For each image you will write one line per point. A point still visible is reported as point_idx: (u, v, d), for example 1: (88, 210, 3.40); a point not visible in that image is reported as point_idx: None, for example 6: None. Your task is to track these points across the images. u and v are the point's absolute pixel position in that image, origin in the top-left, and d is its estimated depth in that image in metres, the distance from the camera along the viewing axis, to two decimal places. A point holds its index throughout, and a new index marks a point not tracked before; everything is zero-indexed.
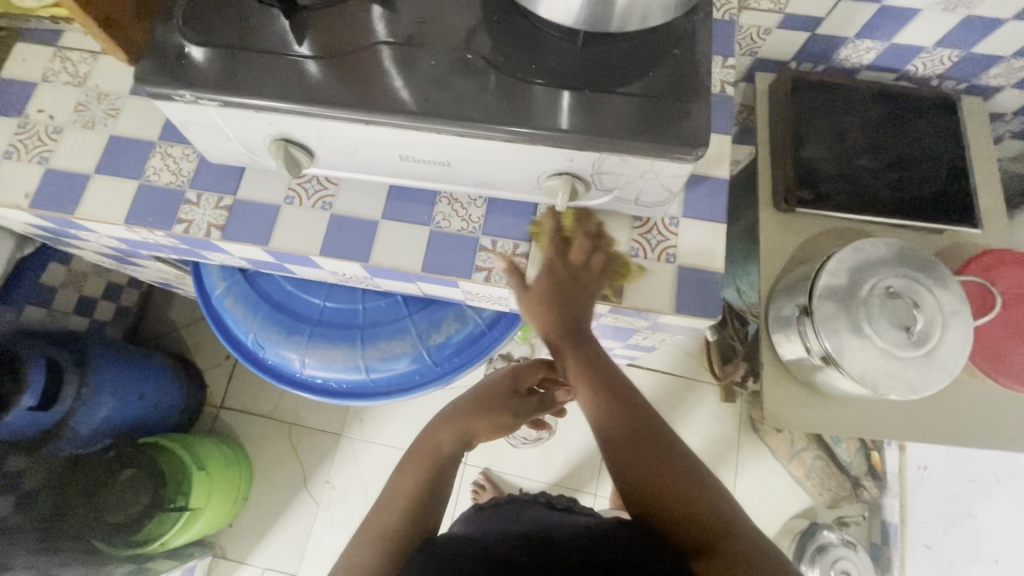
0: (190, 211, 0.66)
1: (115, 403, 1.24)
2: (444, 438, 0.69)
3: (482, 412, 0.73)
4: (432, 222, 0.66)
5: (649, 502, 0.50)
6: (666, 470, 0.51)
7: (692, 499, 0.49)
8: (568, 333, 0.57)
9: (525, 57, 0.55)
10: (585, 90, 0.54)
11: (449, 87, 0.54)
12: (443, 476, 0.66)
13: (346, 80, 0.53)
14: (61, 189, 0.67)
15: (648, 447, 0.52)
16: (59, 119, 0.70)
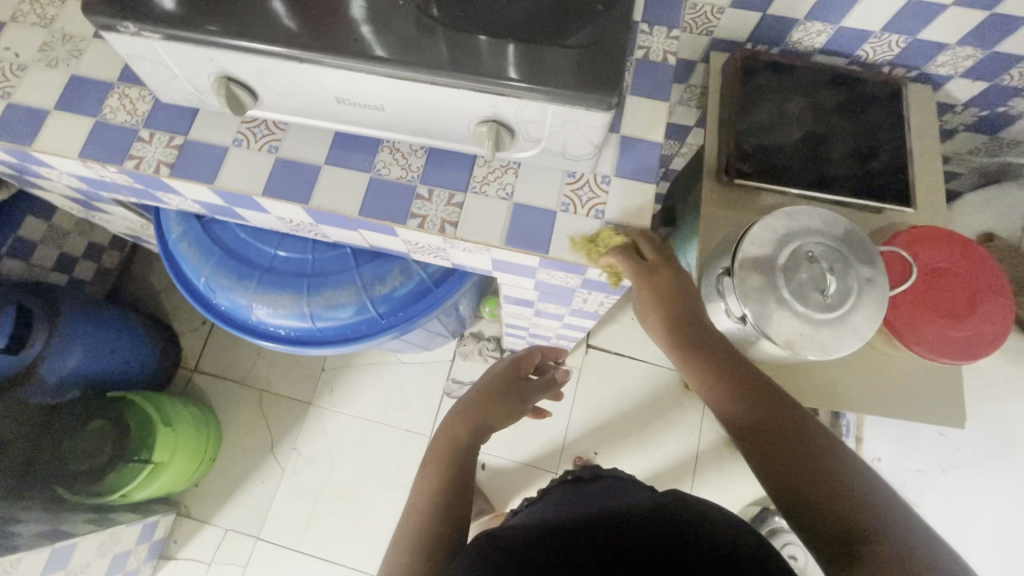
0: (141, 148, 0.69)
1: (84, 353, 1.27)
2: (460, 430, 0.81)
3: (490, 401, 0.85)
4: (373, 169, 0.68)
5: (796, 490, 0.55)
6: (815, 458, 0.55)
7: (838, 486, 0.53)
8: (694, 337, 0.65)
9: (458, 7, 0.58)
10: (510, 40, 0.56)
11: (386, 32, 0.56)
12: (466, 465, 0.77)
13: (313, 20, 0.56)
14: (20, 123, 0.70)
15: (792, 435, 0.57)
16: (23, 58, 0.73)
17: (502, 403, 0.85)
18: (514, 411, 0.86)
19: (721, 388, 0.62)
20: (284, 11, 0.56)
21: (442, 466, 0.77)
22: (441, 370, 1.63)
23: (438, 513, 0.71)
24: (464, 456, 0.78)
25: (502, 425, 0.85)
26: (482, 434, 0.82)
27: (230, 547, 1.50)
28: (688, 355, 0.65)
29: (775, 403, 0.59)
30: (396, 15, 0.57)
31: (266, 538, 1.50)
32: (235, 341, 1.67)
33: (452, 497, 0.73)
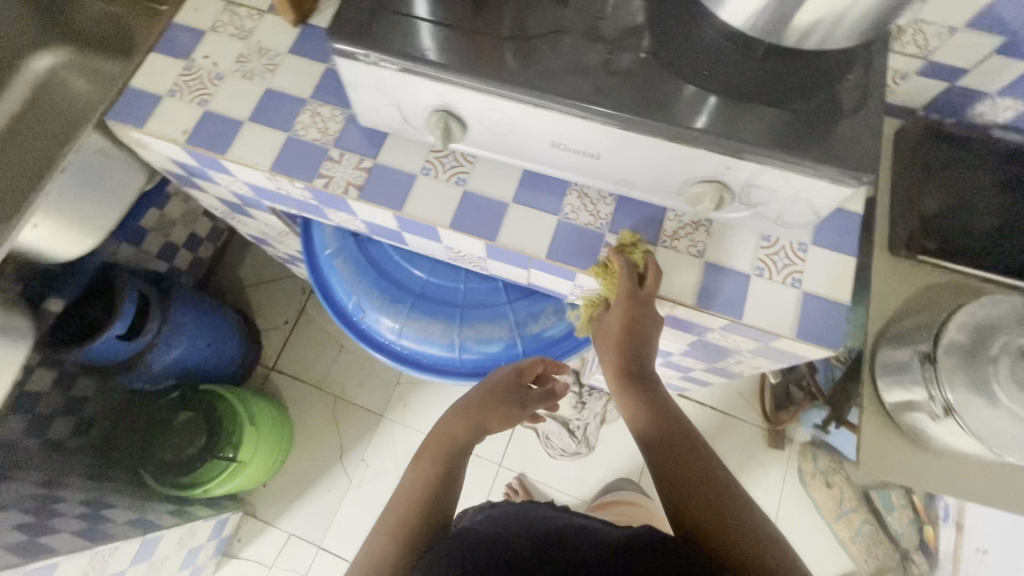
0: (331, 167, 0.69)
1: (185, 345, 1.29)
2: (455, 435, 0.68)
3: (490, 399, 0.71)
4: (561, 212, 0.67)
5: (694, 526, 0.56)
6: (724, 509, 0.56)
7: (738, 536, 0.54)
8: (641, 366, 0.65)
9: (683, 61, 0.57)
10: (736, 99, 0.55)
11: (590, 78, 0.56)
12: (454, 466, 0.67)
13: (475, 54, 0.56)
14: (215, 131, 0.71)
15: (705, 486, 0.58)
16: (221, 67, 0.75)
17: (503, 410, 0.70)
18: (510, 423, 0.72)
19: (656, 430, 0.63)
20: (443, 40, 0.57)
21: (434, 474, 0.65)
22: None
23: (413, 530, 0.60)
24: (453, 463, 0.67)
25: (495, 432, 0.72)
26: (476, 442, 0.70)
27: (291, 552, 1.49)
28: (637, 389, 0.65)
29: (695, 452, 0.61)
30: (568, 57, 0.57)
31: (327, 547, 1.49)
32: (312, 343, 1.67)
33: (430, 510, 0.62)
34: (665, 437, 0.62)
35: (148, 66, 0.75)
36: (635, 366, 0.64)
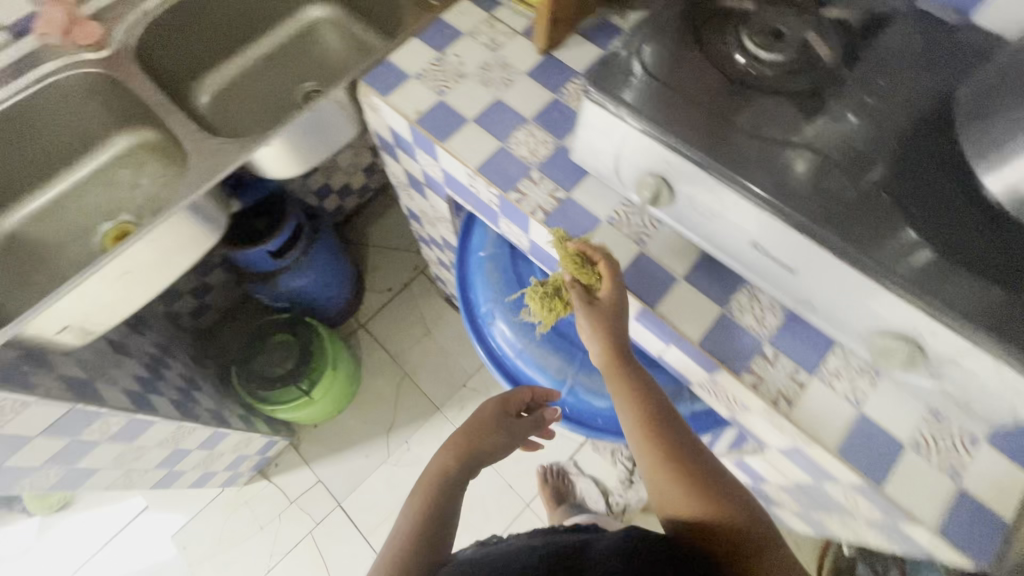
0: (528, 186, 0.74)
1: (310, 278, 1.41)
2: (448, 467, 0.68)
3: (479, 433, 0.70)
4: (727, 306, 0.66)
5: (682, 512, 0.58)
6: (714, 500, 0.58)
7: (718, 516, 0.57)
8: (622, 345, 0.64)
9: (912, 205, 0.55)
10: (955, 262, 0.53)
11: (803, 184, 0.57)
12: (452, 495, 0.67)
13: (714, 137, 0.59)
14: (442, 120, 0.79)
15: (683, 470, 0.59)
16: (466, 68, 0.83)
17: (493, 440, 0.71)
18: (500, 451, 0.72)
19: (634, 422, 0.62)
20: (686, 114, 0.60)
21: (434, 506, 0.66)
22: (567, 447, 1.58)
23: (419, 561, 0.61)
24: (451, 494, 0.67)
25: (492, 461, 0.72)
26: (473, 471, 0.70)
27: (312, 498, 1.54)
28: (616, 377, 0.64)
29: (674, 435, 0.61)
30: (800, 167, 0.58)
31: (345, 509, 1.53)
32: (404, 317, 1.76)
33: (433, 536, 0.63)
34: (642, 430, 0.62)
35: (407, 48, 0.85)
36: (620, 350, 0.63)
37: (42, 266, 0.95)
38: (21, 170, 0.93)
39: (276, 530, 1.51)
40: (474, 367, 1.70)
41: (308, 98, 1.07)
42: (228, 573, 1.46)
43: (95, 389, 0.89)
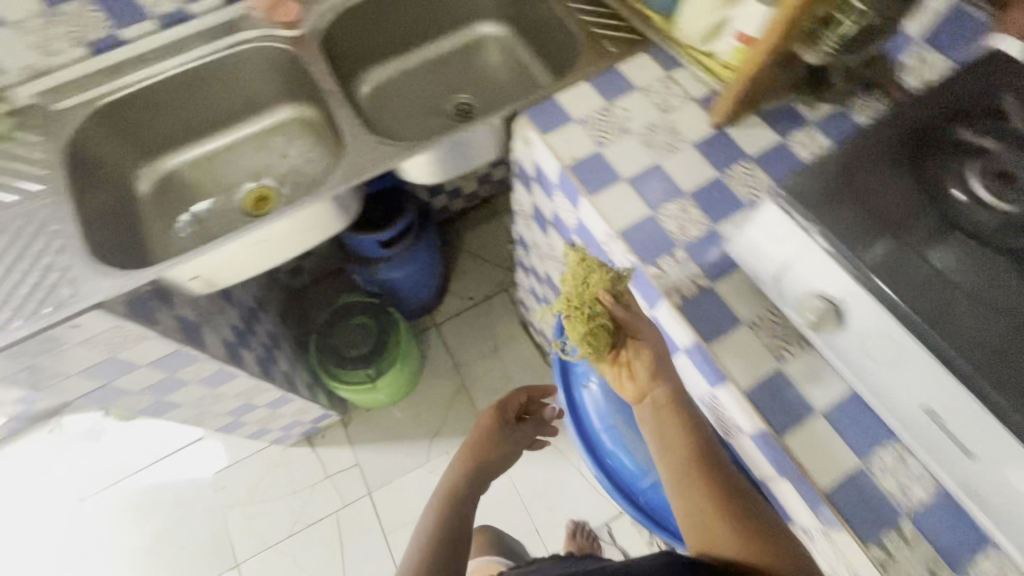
0: (670, 264, 0.69)
1: (405, 272, 1.43)
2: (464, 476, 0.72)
3: (485, 442, 0.76)
4: (867, 461, 0.58)
5: (720, 539, 0.52)
6: (751, 526, 0.52)
7: (758, 543, 0.51)
8: (651, 353, 0.60)
9: None
10: None
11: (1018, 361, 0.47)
12: (465, 502, 0.69)
13: (914, 279, 0.51)
14: (596, 172, 0.76)
15: (719, 493, 0.54)
16: (631, 124, 0.80)
17: (497, 446, 0.76)
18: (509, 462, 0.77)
19: (669, 441, 0.57)
20: (884, 245, 0.53)
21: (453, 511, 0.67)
22: (605, 510, 1.50)
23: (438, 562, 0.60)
24: (466, 500, 0.69)
25: (499, 471, 0.76)
26: (485, 480, 0.73)
27: (345, 478, 1.56)
28: (656, 392, 0.60)
29: (711, 459, 0.56)
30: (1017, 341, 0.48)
31: (372, 500, 1.54)
32: (477, 329, 1.75)
33: (448, 537, 0.63)
34: (676, 444, 0.57)
35: (576, 90, 0.83)
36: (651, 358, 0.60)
37: (185, 207, 1.01)
38: (195, 118, 1.00)
39: (306, 500, 1.53)
40: None
41: (457, 112, 1.10)
42: (252, 525, 1.51)
43: (202, 335, 0.93)
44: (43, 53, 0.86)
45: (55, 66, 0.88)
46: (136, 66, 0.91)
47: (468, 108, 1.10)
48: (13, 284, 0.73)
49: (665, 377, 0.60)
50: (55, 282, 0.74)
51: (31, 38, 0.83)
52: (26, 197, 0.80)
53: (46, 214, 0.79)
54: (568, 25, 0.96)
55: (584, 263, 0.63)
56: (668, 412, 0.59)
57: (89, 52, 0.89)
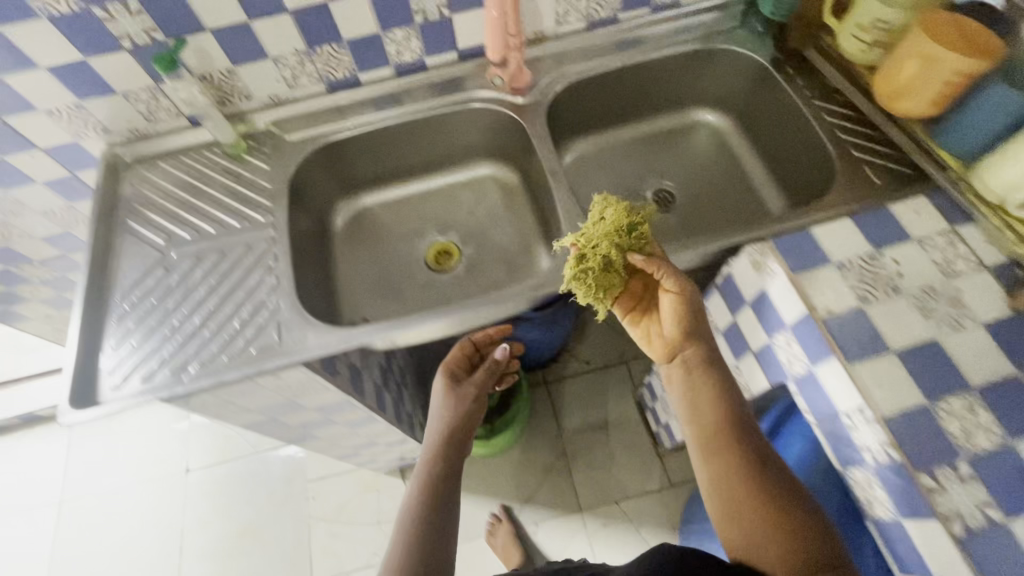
0: (949, 479, 0.57)
1: (541, 332, 1.36)
2: (436, 444, 0.71)
3: (462, 422, 0.74)
4: None
5: (753, 518, 0.57)
6: (768, 491, 0.58)
7: (790, 522, 0.56)
8: (682, 318, 0.68)
9: None
10: None
11: None
12: (445, 485, 0.67)
13: None
14: (856, 334, 0.65)
15: (749, 475, 0.59)
16: (903, 283, 0.68)
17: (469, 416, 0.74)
18: (476, 406, 0.76)
19: (701, 422, 0.64)
20: None
21: (432, 456, 0.70)
22: None
23: (427, 513, 0.64)
24: (446, 467, 0.69)
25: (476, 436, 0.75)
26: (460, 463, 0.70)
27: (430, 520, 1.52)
28: (688, 352, 0.68)
29: (738, 440, 0.61)
30: None
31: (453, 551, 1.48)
32: (589, 397, 1.65)
33: (433, 506, 0.64)
34: (709, 420, 0.63)
35: (835, 225, 0.73)
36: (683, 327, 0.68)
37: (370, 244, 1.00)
38: (401, 162, 0.99)
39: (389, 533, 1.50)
40: (635, 488, 1.53)
41: (657, 200, 1.02)
42: (333, 543, 1.49)
43: (364, 383, 0.91)
44: (289, 86, 0.88)
45: (295, 98, 0.91)
46: (364, 108, 0.92)
47: (669, 199, 1.02)
48: (227, 315, 0.74)
49: (696, 340, 0.68)
50: (265, 322, 0.74)
51: (284, 72, 0.86)
52: (249, 226, 0.82)
53: (264, 247, 0.80)
54: (818, 139, 0.85)
55: (603, 202, 0.74)
56: (697, 376, 0.66)
57: (327, 89, 0.90)
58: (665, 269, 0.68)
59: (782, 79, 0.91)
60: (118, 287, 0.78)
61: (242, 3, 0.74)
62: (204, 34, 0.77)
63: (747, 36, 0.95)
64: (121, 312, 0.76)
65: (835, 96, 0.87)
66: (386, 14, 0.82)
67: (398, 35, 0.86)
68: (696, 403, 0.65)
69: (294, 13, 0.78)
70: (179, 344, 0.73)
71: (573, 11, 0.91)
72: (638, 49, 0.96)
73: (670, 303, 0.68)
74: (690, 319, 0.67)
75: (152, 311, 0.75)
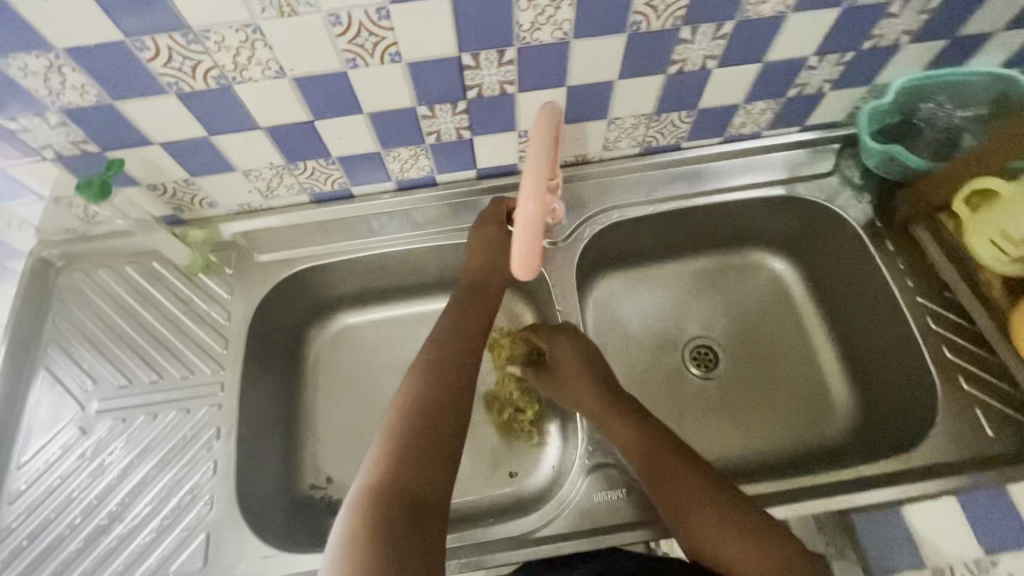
0: None
1: None
2: (437, 354, 0.62)
3: (450, 353, 0.62)
4: None
5: (702, 514, 0.54)
6: (716, 487, 0.56)
7: (738, 514, 0.54)
8: (582, 367, 0.68)
9: None
10: None
11: None
12: (416, 429, 0.55)
13: None
14: None
15: (692, 472, 0.57)
16: None
17: (467, 338, 0.64)
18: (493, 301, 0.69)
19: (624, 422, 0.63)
20: None
21: (429, 375, 0.60)
22: None
23: (418, 439, 0.54)
24: (417, 410, 0.56)
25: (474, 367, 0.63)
26: (449, 388, 0.59)
27: None
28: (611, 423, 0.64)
29: (690, 462, 0.58)
30: None
31: None
32: None
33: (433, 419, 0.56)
34: (636, 446, 0.61)
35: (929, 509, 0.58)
36: (594, 375, 0.68)
37: (337, 371, 0.81)
38: (394, 281, 0.82)
39: None
40: None
41: (697, 358, 0.83)
42: None
43: None
44: (263, 196, 0.71)
45: (271, 207, 0.73)
46: (354, 226, 0.75)
47: (712, 359, 0.83)
48: (148, 511, 0.60)
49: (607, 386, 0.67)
50: (192, 527, 0.59)
51: (257, 184, 0.69)
52: (192, 380, 0.67)
53: (208, 415, 0.65)
54: (916, 349, 0.67)
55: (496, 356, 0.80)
56: (624, 427, 0.63)
57: (311, 200, 0.73)
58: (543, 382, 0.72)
59: (881, 256, 0.71)
60: (20, 450, 0.63)
61: (199, 119, 0.57)
62: (153, 147, 0.60)
63: (840, 187, 0.76)
64: (19, 489, 0.61)
65: (943, 294, 0.68)
66: (389, 135, 0.64)
67: (403, 153, 0.68)
68: (625, 429, 0.62)
69: (269, 131, 0.60)
70: (83, 549, 0.58)
71: (627, 137, 0.72)
72: (702, 184, 0.77)
73: (570, 376, 0.68)
74: (600, 375, 0.68)
75: (56, 493, 0.61)
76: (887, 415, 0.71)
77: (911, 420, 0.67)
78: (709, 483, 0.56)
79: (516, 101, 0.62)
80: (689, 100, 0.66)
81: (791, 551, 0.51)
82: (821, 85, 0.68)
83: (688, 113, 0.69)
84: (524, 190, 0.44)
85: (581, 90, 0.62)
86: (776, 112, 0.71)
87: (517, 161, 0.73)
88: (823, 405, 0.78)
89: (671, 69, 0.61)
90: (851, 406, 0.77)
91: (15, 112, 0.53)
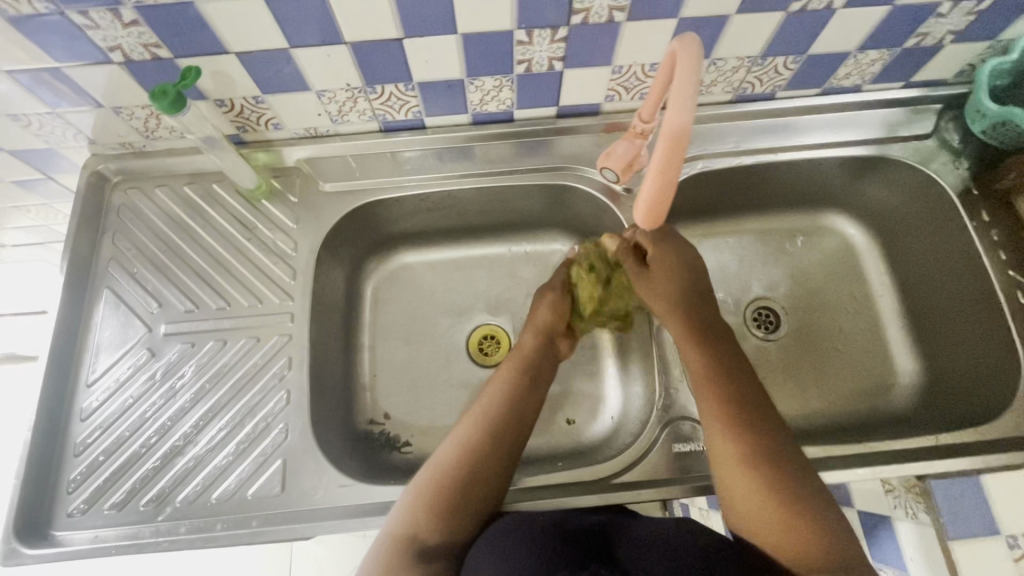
0: None
1: None
2: (510, 373, 0.61)
3: (510, 376, 0.60)
4: None
5: (741, 487, 0.51)
6: (768, 461, 0.51)
7: (782, 494, 0.49)
8: (684, 299, 0.63)
9: None
10: None
11: None
12: (468, 445, 0.54)
13: None
14: None
15: (752, 438, 0.52)
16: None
17: (530, 364, 0.63)
18: (554, 331, 0.67)
19: (692, 349, 0.60)
20: None
21: (496, 394, 0.59)
22: None
23: (474, 458, 0.53)
24: (478, 427, 0.56)
25: (534, 394, 0.61)
26: (510, 409, 0.57)
27: None
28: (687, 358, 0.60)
29: (757, 425, 0.53)
30: None
31: None
32: None
33: (477, 482, 0.52)
34: (710, 391, 0.57)
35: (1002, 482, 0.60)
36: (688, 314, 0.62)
37: (394, 309, 0.80)
38: (457, 221, 0.79)
39: None
40: None
41: (759, 320, 0.82)
42: None
43: None
44: (332, 120, 0.67)
45: (337, 133, 0.69)
46: (424, 160, 0.72)
47: (774, 321, 0.82)
48: (222, 436, 0.60)
49: (692, 323, 0.62)
50: (268, 453, 0.59)
51: (328, 106, 0.64)
52: (259, 309, 0.65)
53: (278, 344, 0.64)
54: (1000, 323, 0.66)
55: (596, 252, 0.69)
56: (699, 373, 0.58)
57: (380, 128, 0.69)
58: (652, 290, 0.65)
59: (974, 226, 0.69)
60: (88, 369, 0.62)
61: (281, 26, 0.52)
62: (227, 57, 0.55)
63: (937, 149, 0.72)
64: (90, 407, 0.61)
65: None
66: (478, 62, 0.59)
67: (487, 83, 0.63)
68: (706, 373, 0.58)
69: (354, 48, 0.56)
70: (160, 468, 0.59)
71: (723, 81, 0.67)
72: (791, 137, 0.73)
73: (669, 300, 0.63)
74: (690, 311, 0.62)
75: (129, 412, 0.61)
76: (955, 384, 0.72)
77: (986, 393, 0.67)
78: (768, 454, 0.52)
79: (621, 31, 0.57)
80: (801, 44, 0.61)
81: (831, 540, 0.47)
82: (943, 36, 0.62)
83: (795, 59, 0.64)
84: (680, 117, 0.47)
85: (692, 23, 0.57)
86: (886, 64, 0.66)
87: (602, 100, 0.68)
88: (885, 373, 0.78)
89: (794, 5, 0.56)
90: (914, 374, 0.77)
91: (85, 5, 0.48)
